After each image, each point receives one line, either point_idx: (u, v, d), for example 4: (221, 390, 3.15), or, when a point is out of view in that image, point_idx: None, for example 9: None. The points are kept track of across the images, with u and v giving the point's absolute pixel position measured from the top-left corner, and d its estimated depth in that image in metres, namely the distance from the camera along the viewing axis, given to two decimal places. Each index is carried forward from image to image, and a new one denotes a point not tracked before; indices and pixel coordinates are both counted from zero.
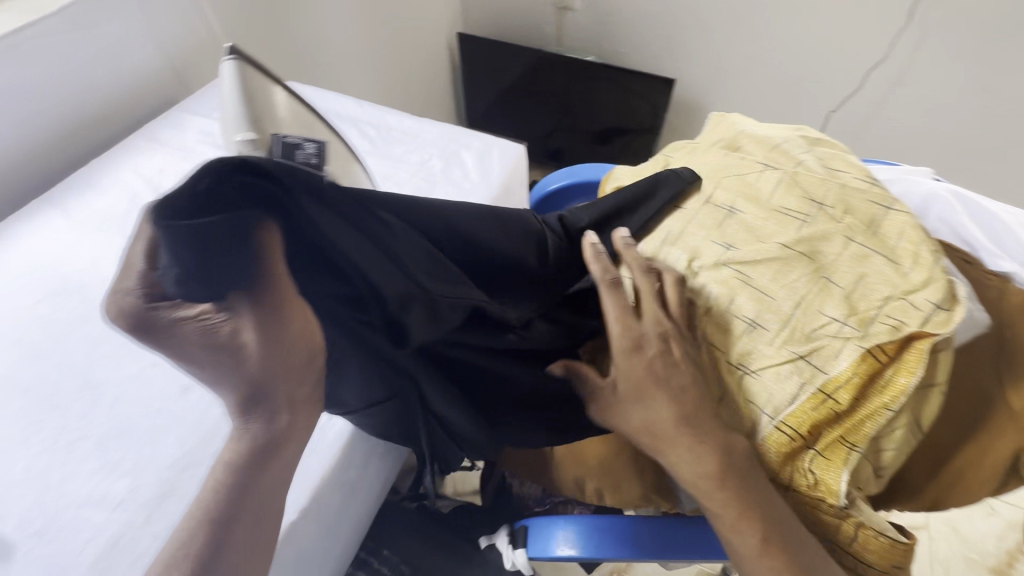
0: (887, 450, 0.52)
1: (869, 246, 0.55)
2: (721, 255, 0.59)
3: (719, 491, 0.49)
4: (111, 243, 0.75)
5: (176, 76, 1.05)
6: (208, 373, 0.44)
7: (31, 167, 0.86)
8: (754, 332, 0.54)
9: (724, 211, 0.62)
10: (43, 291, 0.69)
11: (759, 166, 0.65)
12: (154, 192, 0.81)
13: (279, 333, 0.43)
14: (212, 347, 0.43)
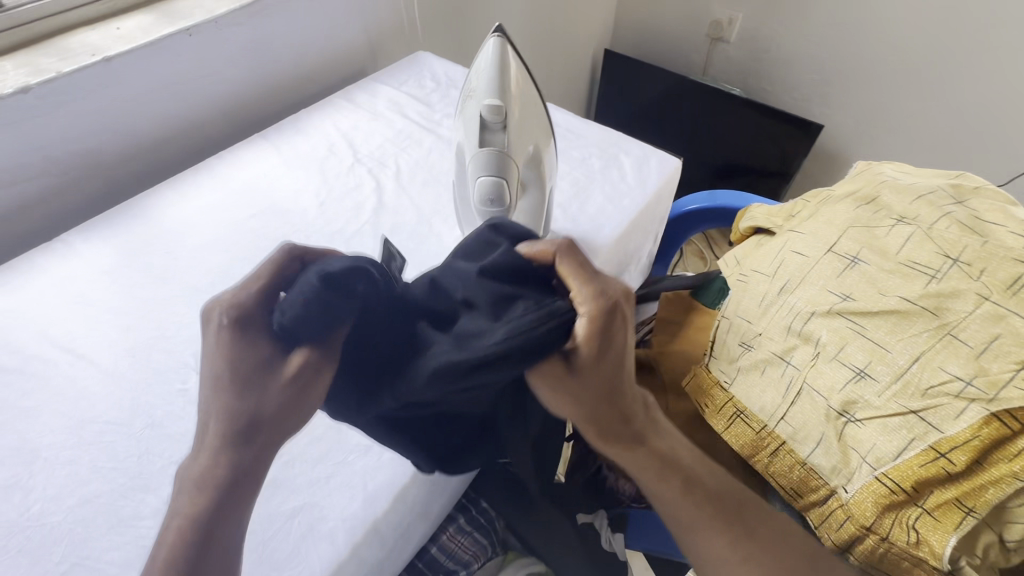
0: (1018, 522, 0.48)
1: (1008, 307, 0.50)
2: (835, 304, 0.58)
3: (655, 478, 0.50)
4: (311, 180, 0.87)
5: (372, 50, 1.18)
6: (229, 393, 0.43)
7: (254, 108, 1.01)
8: (862, 381, 0.54)
9: (846, 261, 0.61)
10: (256, 210, 0.81)
11: (892, 220, 0.62)
12: (348, 145, 0.93)
13: (308, 387, 0.45)
14: (254, 372, 0.43)
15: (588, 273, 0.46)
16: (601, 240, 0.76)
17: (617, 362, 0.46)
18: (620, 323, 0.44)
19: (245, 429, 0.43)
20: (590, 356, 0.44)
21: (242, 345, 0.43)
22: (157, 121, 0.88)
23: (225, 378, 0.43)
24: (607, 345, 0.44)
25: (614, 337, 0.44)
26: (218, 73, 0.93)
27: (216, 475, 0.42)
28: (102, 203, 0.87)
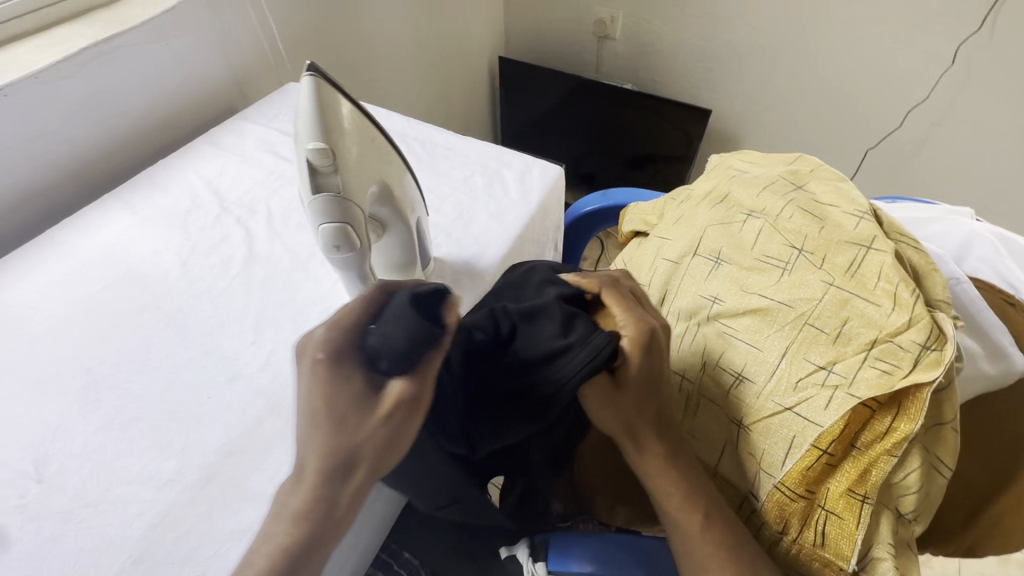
0: (904, 498, 0.49)
1: (848, 289, 0.53)
2: (708, 309, 0.59)
3: (677, 504, 0.52)
4: (173, 237, 0.80)
5: (240, 87, 1.11)
6: (335, 425, 0.41)
7: (105, 164, 0.92)
8: (742, 385, 0.55)
9: (710, 262, 0.62)
10: (108, 279, 0.73)
11: (742, 215, 0.63)
12: (213, 193, 0.86)
13: (398, 418, 0.43)
14: (350, 404, 0.42)
15: (630, 304, 0.56)
16: (487, 261, 0.75)
17: (665, 388, 0.56)
18: (659, 351, 0.54)
19: (345, 470, 0.41)
20: (641, 378, 0.53)
21: (346, 376, 0.42)
22: None
23: (335, 415, 0.41)
24: (652, 371, 0.54)
25: (654, 362, 0.54)
26: (50, 133, 0.84)
27: (308, 529, 0.41)
28: None
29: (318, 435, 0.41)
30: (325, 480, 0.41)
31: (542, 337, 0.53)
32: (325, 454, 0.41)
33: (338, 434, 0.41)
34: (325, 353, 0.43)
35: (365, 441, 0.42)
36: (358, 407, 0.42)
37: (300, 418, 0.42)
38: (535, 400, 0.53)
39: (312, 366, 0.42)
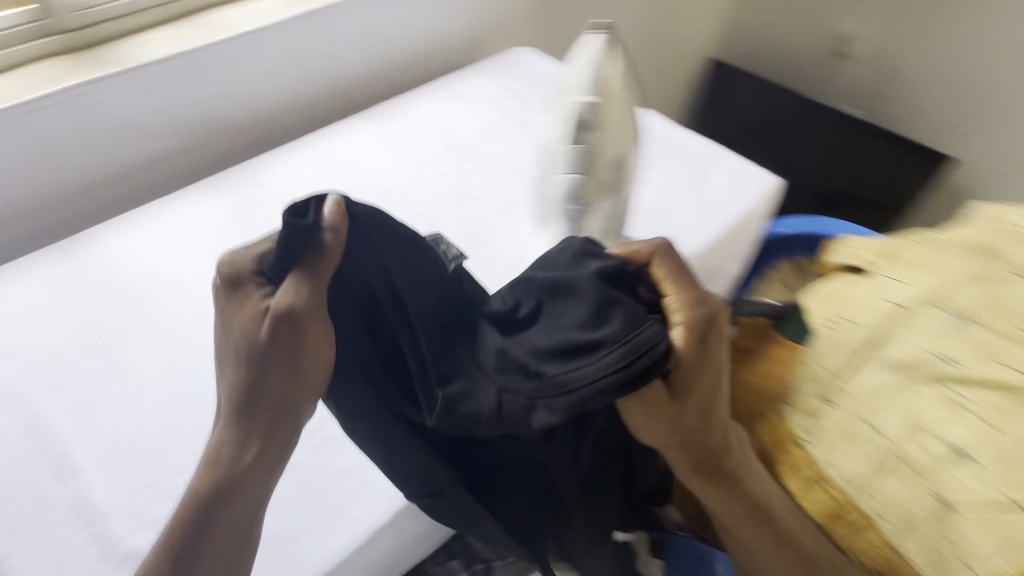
0: None
1: None
2: (938, 368, 0.54)
3: (744, 518, 0.55)
4: (403, 161, 0.90)
5: (475, 44, 1.21)
6: (242, 350, 0.46)
7: (360, 91, 1.07)
8: (963, 460, 0.51)
9: (955, 320, 0.57)
10: (349, 184, 0.86)
11: (1007, 281, 0.58)
12: (440, 132, 0.96)
13: (297, 337, 0.45)
14: (246, 333, 0.45)
15: (686, 281, 0.49)
16: (681, 254, 0.74)
17: (718, 396, 0.49)
18: (718, 345, 0.48)
19: (249, 395, 0.47)
20: (687, 387, 0.47)
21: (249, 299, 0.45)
22: (274, 96, 0.96)
23: (247, 340, 0.46)
24: (699, 381, 0.47)
25: (703, 372, 0.47)
26: (331, 55, 0.99)
27: (223, 471, 0.49)
28: (216, 164, 0.96)
29: (250, 358, 0.46)
30: (241, 399, 0.48)
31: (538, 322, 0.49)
32: (237, 378, 0.47)
33: (260, 354, 0.46)
34: (240, 284, 0.46)
35: (275, 354, 0.46)
36: (249, 333, 0.45)
37: (219, 343, 0.48)
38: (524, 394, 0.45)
39: (221, 300, 0.46)
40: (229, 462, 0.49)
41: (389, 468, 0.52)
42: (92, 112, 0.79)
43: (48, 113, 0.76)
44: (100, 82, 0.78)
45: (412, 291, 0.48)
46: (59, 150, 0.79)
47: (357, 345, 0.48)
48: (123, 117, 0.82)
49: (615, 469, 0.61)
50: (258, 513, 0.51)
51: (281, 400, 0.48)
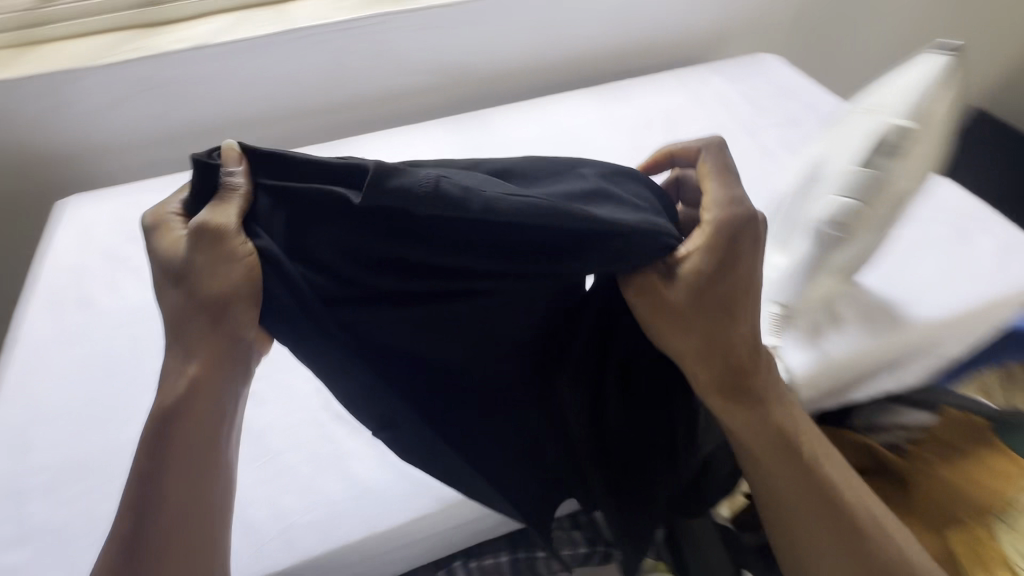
0: None
1: None
2: None
3: (777, 452, 0.44)
4: (625, 143, 0.91)
5: (717, 41, 1.17)
6: (170, 284, 0.42)
7: (595, 66, 1.09)
8: None
9: None
10: (570, 154, 0.90)
11: None
12: (667, 122, 0.95)
13: (211, 241, 0.41)
14: (168, 266, 0.42)
15: (726, 176, 0.46)
16: (919, 316, 0.66)
17: (745, 283, 0.43)
18: (749, 235, 0.43)
19: (179, 321, 0.42)
20: (720, 259, 0.42)
21: (167, 224, 0.43)
22: (520, 55, 1.02)
23: (168, 264, 0.42)
24: (736, 263, 0.42)
25: (733, 249, 0.42)
26: (581, 27, 1.02)
27: (164, 415, 0.41)
28: (453, 108, 1.03)
29: (182, 279, 0.42)
30: (181, 332, 0.42)
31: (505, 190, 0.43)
32: (188, 302, 0.41)
33: (187, 265, 0.41)
34: (157, 225, 0.43)
35: (201, 261, 0.41)
36: (167, 260, 0.42)
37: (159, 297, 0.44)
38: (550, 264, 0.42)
39: (143, 238, 0.43)
40: (181, 388, 0.41)
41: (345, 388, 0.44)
42: (378, 41, 0.91)
43: (348, 36, 0.88)
44: (393, 17, 0.89)
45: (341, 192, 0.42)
46: (345, 69, 0.92)
47: (300, 248, 0.43)
48: (399, 50, 0.93)
49: (650, 442, 0.50)
50: (210, 469, 0.42)
51: (216, 313, 0.41)
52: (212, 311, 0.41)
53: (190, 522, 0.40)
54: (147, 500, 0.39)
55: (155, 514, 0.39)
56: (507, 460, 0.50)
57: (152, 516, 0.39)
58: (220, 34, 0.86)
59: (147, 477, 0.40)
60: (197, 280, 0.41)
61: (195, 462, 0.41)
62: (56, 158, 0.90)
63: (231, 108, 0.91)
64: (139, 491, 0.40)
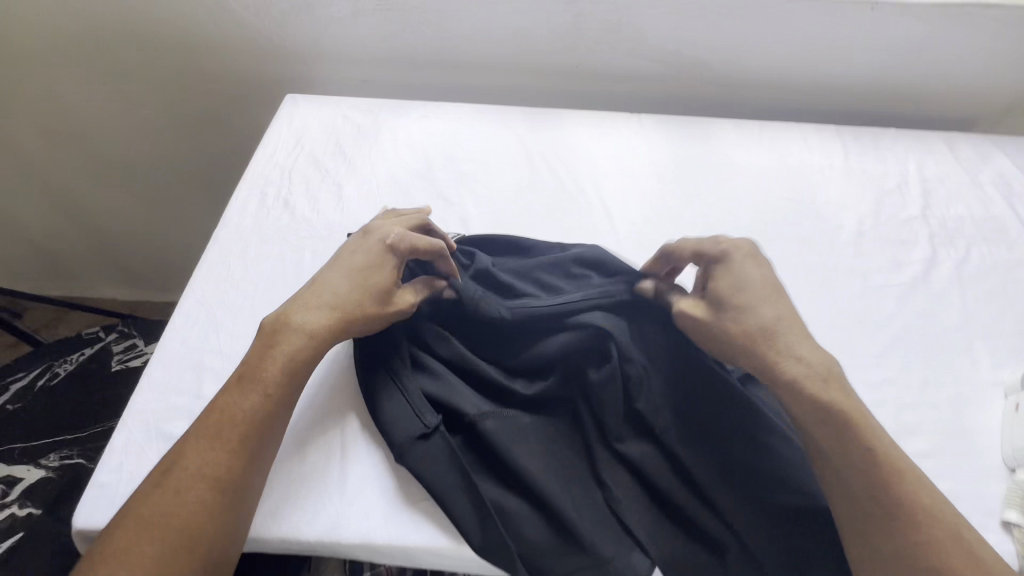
0: None
1: None
2: None
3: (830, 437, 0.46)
4: (863, 202, 0.78)
5: (1011, 109, 0.95)
6: (336, 265, 0.57)
7: (845, 101, 0.94)
8: None
9: None
10: (793, 196, 0.78)
11: None
12: (921, 193, 0.80)
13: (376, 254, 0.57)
14: (348, 257, 0.57)
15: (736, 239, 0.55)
16: None
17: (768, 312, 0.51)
18: (740, 255, 0.53)
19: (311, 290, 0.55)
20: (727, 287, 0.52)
21: (394, 244, 0.58)
22: (766, 68, 0.90)
23: (369, 262, 0.56)
24: (733, 274, 0.52)
25: (726, 264, 0.53)
26: (851, 54, 0.87)
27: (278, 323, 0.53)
28: (670, 104, 0.97)
29: (361, 275, 0.55)
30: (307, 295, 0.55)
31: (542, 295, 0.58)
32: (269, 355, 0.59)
33: (372, 272, 0.55)
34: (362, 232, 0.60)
35: (386, 284, 0.55)
36: (351, 253, 0.57)
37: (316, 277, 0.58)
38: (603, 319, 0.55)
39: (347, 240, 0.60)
40: (309, 314, 0.53)
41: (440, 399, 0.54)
42: (625, 15, 0.85)
43: (599, 3, 0.84)
44: None
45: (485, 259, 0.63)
46: (580, 37, 0.88)
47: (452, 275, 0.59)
48: (641, 30, 0.86)
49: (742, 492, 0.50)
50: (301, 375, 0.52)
51: (361, 310, 0.54)
52: (357, 309, 0.54)
53: (256, 416, 0.48)
54: (245, 377, 0.50)
55: (242, 389, 0.49)
56: (604, 491, 0.51)
57: (239, 387, 0.49)
58: None
59: (256, 357, 0.51)
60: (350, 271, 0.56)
61: (286, 369, 0.50)
62: (290, 56, 0.95)
63: (459, 48, 0.91)
64: (247, 363, 0.51)
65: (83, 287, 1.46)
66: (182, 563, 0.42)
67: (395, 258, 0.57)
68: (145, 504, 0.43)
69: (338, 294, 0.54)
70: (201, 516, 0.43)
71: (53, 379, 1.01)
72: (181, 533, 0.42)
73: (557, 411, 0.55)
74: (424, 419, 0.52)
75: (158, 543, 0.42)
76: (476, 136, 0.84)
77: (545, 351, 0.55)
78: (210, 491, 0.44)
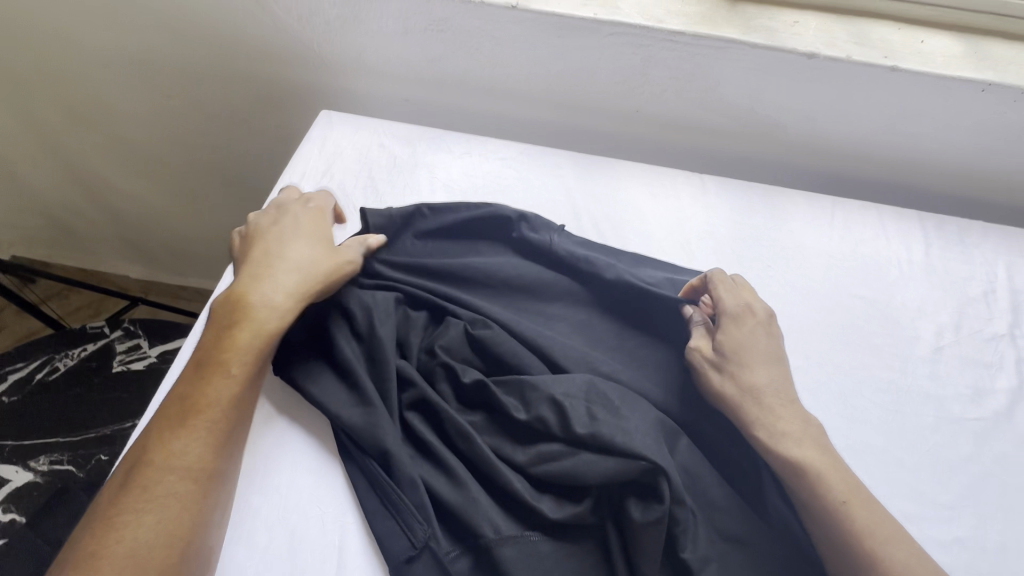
0: None
1: None
2: None
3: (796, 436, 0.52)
4: (942, 309, 0.70)
5: None
6: (255, 241, 0.60)
7: (932, 185, 0.84)
8: None
9: None
10: (863, 291, 0.71)
11: None
12: (1012, 305, 0.71)
13: (290, 225, 0.62)
14: (263, 230, 0.62)
15: (737, 299, 0.62)
16: None
17: (757, 356, 0.58)
18: (749, 322, 0.61)
19: (255, 259, 0.58)
20: (730, 343, 0.58)
21: (314, 204, 0.66)
22: (849, 140, 0.81)
23: (291, 223, 0.62)
24: (738, 334, 0.59)
25: (737, 324, 0.60)
26: (950, 135, 0.78)
27: (234, 292, 0.56)
28: (735, 163, 0.88)
29: (295, 237, 0.61)
30: (248, 269, 0.57)
31: (563, 386, 0.53)
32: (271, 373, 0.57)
33: (302, 235, 0.61)
34: (273, 212, 0.64)
35: (317, 236, 0.61)
36: (268, 223, 0.62)
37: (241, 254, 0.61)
38: (642, 437, 0.49)
39: (256, 220, 0.63)
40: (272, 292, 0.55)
41: (449, 509, 0.49)
42: (701, 66, 0.77)
43: (674, 49, 0.75)
44: (732, 45, 0.74)
45: (449, 239, 0.67)
46: (647, 83, 0.80)
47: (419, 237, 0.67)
48: (717, 82, 0.78)
49: None
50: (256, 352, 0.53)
51: (313, 262, 0.58)
52: (305, 264, 0.58)
53: (224, 405, 0.50)
54: (210, 367, 0.51)
55: (209, 377, 0.50)
56: None
57: (205, 378, 0.50)
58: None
59: (217, 348, 0.52)
60: (277, 241, 0.60)
61: (251, 356, 0.52)
62: (330, 64, 0.88)
63: (513, 78, 0.83)
64: (210, 350, 0.52)
65: (92, 261, 1.41)
66: (163, 551, 0.43)
67: (312, 213, 0.64)
68: (120, 501, 0.44)
69: (287, 257, 0.58)
70: (177, 506, 0.45)
71: (53, 373, 0.95)
72: (158, 527, 0.43)
73: (584, 540, 0.48)
74: (413, 534, 0.48)
75: (137, 534, 0.43)
76: (520, 183, 0.77)
77: (576, 470, 0.48)
78: (183, 481, 0.46)
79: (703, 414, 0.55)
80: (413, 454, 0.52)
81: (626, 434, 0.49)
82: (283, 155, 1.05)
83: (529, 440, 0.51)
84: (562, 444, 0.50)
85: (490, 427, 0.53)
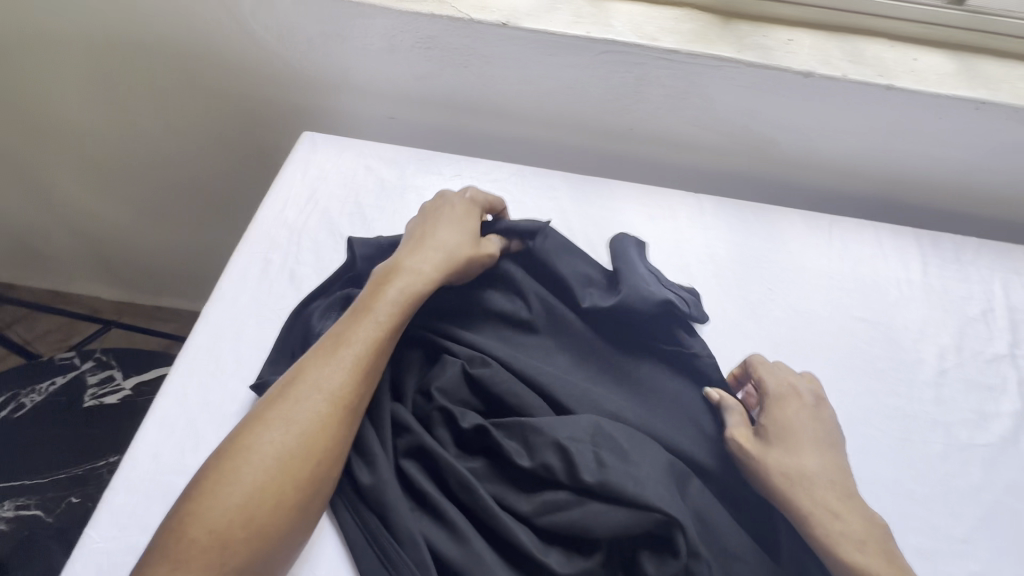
0: None
1: None
2: None
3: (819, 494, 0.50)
4: (942, 330, 0.69)
5: None
6: (412, 230, 0.62)
7: (925, 201, 0.84)
8: None
9: None
10: (863, 313, 0.70)
11: None
12: (1010, 324, 0.71)
13: (444, 217, 0.63)
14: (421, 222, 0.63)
15: (784, 376, 0.59)
16: None
17: (809, 445, 0.54)
18: (796, 404, 0.57)
19: (411, 242, 0.60)
20: (775, 427, 0.54)
21: (470, 197, 0.66)
22: (843, 157, 0.81)
23: (447, 213, 0.64)
24: (786, 417, 0.55)
25: (787, 407, 0.56)
26: (943, 152, 0.78)
27: (390, 262, 0.58)
28: (729, 180, 0.87)
29: (446, 224, 0.62)
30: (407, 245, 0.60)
31: (569, 429, 0.50)
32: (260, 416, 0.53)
33: (459, 225, 0.62)
34: (439, 204, 0.65)
35: (471, 230, 0.62)
36: (428, 214, 0.64)
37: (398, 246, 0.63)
38: (655, 484, 0.47)
39: (423, 208, 0.65)
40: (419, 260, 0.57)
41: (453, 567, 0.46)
42: (695, 84, 0.75)
43: (668, 67, 0.73)
44: (727, 63, 0.72)
45: None
46: (640, 100, 0.78)
47: None
48: (711, 99, 0.76)
49: None
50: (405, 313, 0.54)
51: (458, 248, 0.60)
52: (453, 249, 0.59)
53: (369, 343, 0.51)
54: (359, 312, 0.53)
55: (359, 318, 0.52)
56: None
57: (355, 320, 0.52)
58: (530, 17, 0.73)
59: (369, 296, 0.54)
60: (432, 229, 0.61)
61: (398, 305, 0.53)
62: (312, 82, 0.84)
63: (503, 96, 0.80)
64: (362, 299, 0.54)
65: (61, 282, 1.34)
66: (297, 462, 0.45)
67: (468, 204, 0.65)
68: (274, 407, 0.47)
69: (436, 240, 0.60)
70: (319, 425, 0.46)
71: (19, 411, 0.87)
72: (300, 439, 0.46)
73: None
74: None
75: (281, 440, 0.45)
76: (514, 206, 0.74)
77: (585, 521, 0.46)
78: (329, 404, 0.47)
79: (714, 453, 0.54)
80: (411, 507, 0.49)
81: (641, 479, 0.47)
82: (263, 174, 1.01)
83: (535, 486, 0.49)
84: (570, 491, 0.47)
85: (492, 474, 0.50)
